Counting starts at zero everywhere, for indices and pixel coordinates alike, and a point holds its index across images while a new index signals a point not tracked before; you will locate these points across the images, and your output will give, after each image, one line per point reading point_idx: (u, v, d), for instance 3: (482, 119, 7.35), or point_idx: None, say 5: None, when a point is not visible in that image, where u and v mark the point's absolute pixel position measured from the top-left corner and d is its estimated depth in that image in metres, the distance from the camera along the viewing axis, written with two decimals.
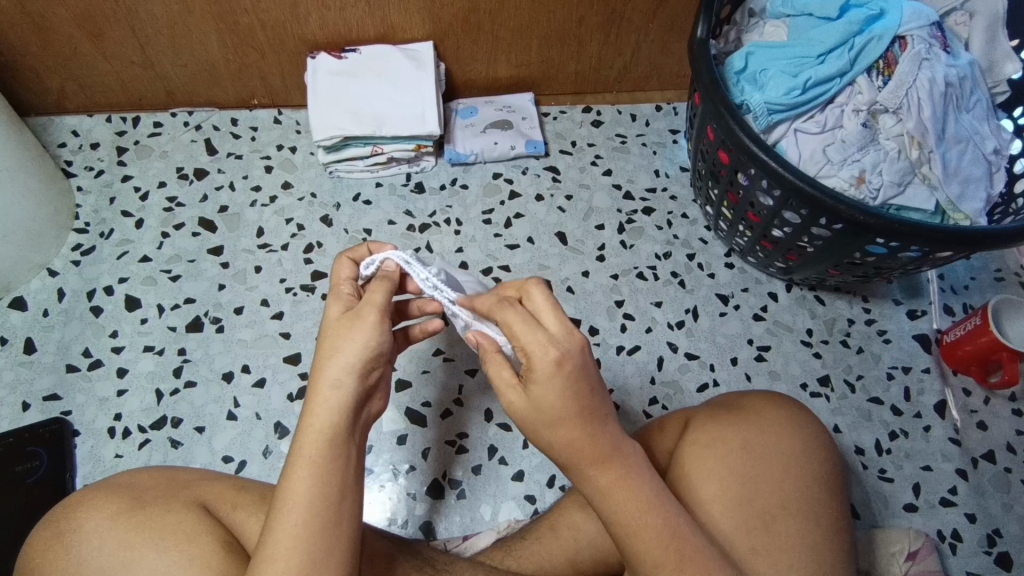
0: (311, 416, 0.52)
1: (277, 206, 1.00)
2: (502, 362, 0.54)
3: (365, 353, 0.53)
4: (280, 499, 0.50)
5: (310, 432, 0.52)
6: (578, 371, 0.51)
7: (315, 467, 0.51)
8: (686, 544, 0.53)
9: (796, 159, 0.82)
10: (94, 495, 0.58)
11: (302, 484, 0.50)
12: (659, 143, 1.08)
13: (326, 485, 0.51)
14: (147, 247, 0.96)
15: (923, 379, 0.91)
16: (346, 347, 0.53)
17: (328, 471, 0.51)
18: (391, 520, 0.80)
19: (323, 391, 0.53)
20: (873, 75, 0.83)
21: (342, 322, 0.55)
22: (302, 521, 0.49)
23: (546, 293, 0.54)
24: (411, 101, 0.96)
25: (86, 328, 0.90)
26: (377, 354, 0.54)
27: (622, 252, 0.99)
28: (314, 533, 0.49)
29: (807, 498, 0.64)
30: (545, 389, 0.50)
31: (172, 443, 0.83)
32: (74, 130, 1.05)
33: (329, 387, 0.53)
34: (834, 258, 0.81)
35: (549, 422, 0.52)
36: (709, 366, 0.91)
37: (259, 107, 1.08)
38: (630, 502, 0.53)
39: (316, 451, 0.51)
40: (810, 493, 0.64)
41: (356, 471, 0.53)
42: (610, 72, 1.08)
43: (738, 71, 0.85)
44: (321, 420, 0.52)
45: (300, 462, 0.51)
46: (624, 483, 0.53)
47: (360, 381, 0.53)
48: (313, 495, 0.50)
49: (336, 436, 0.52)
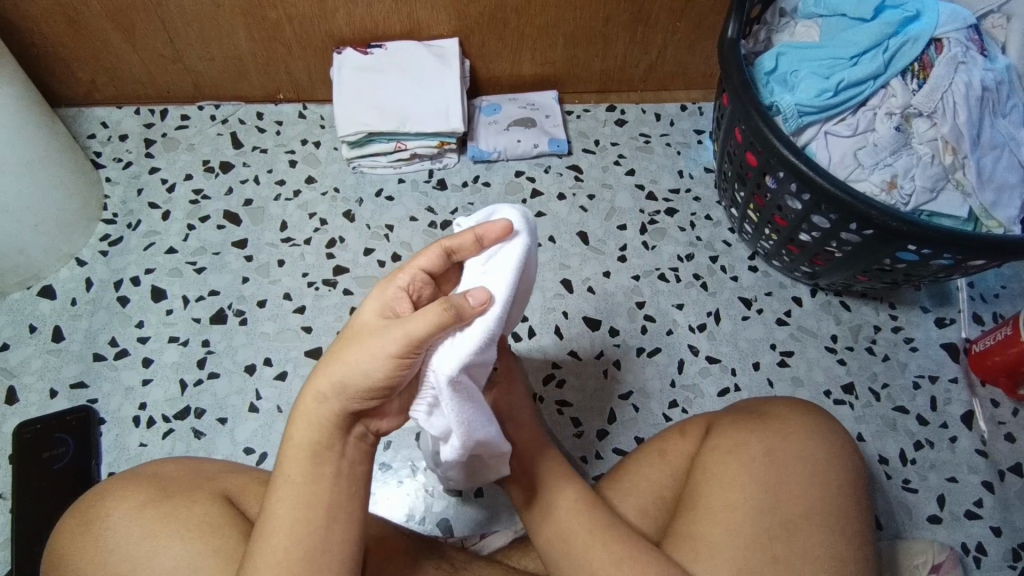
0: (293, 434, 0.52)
1: (301, 200, 1.01)
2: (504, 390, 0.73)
3: (365, 381, 0.50)
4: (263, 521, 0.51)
5: (291, 450, 0.52)
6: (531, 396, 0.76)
7: (296, 488, 0.51)
8: (595, 523, 0.64)
9: (825, 163, 0.81)
10: (121, 483, 0.59)
11: (286, 504, 0.51)
12: (683, 144, 1.07)
13: (313, 507, 0.51)
14: (173, 239, 0.97)
15: (949, 389, 0.90)
16: (336, 367, 0.51)
17: (315, 491, 0.51)
18: (409, 516, 0.81)
19: (308, 403, 0.52)
20: (907, 78, 0.81)
21: (353, 339, 0.52)
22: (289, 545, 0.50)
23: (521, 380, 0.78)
24: (435, 98, 0.96)
25: (113, 317, 0.91)
26: (381, 385, 0.51)
27: (644, 253, 0.98)
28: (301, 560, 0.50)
29: (832, 508, 0.63)
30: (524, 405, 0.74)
31: (195, 434, 0.84)
32: (103, 121, 1.06)
33: (309, 400, 0.52)
34: (863, 264, 0.79)
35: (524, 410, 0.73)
36: (731, 370, 0.90)
37: (285, 101, 1.09)
38: (560, 486, 0.67)
39: (296, 469, 0.52)
40: (831, 507, 0.63)
41: (346, 488, 0.53)
42: (635, 71, 1.07)
43: (768, 72, 0.84)
44: (301, 438, 0.52)
45: (282, 484, 0.52)
46: (554, 469, 0.69)
47: (347, 400, 0.51)
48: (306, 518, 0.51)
49: (318, 453, 0.52)
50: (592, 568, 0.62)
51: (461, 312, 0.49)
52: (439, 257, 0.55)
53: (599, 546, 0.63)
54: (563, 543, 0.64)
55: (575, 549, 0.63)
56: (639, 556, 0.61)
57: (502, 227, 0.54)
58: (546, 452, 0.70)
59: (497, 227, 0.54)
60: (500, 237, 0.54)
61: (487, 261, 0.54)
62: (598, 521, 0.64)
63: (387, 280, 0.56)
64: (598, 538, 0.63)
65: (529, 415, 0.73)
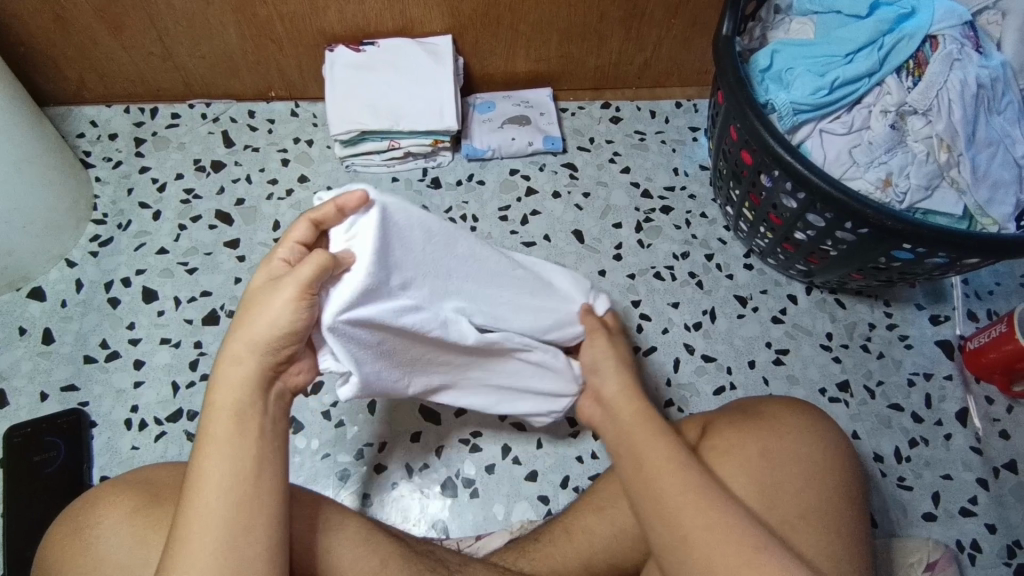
0: (213, 402, 0.54)
1: (293, 199, 1.00)
2: (595, 342, 0.70)
3: (276, 330, 0.54)
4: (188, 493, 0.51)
5: (216, 411, 0.53)
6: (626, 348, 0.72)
7: (223, 445, 0.52)
8: (692, 483, 0.57)
9: (820, 161, 0.80)
10: (110, 491, 0.59)
11: (215, 473, 0.51)
12: (678, 140, 1.07)
13: (242, 461, 0.52)
14: (164, 239, 0.96)
15: (944, 386, 0.90)
16: (248, 327, 0.55)
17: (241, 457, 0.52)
18: (405, 518, 0.80)
19: (226, 367, 0.55)
20: (903, 75, 0.81)
21: (250, 306, 0.55)
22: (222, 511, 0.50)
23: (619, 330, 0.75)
24: (429, 96, 0.95)
25: (103, 319, 0.90)
26: (290, 331, 0.54)
27: (640, 252, 0.98)
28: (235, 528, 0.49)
29: (828, 509, 0.63)
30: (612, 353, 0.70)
31: (187, 436, 0.83)
32: (93, 120, 1.05)
33: (229, 365, 0.55)
34: (858, 263, 0.79)
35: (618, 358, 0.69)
36: (726, 369, 0.90)
37: (277, 99, 1.07)
38: (658, 446, 0.60)
39: (223, 428, 0.53)
40: (828, 507, 0.63)
41: (273, 445, 0.54)
42: (630, 67, 1.07)
43: (763, 69, 0.83)
44: (223, 399, 0.54)
45: (210, 444, 0.52)
46: (651, 427, 0.62)
47: (266, 356, 0.55)
48: (235, 484, 0.51)
49: (241, 411, 0.53)
50: (685, 533, 0.55)
51: (332, 265, 0.53)
52: (309, 230, 0.58)
53: (694, 508, 0.55)
54: (655, 504, 0.57)
55: (669, 511, 0.56)
56: (731, 523, 0.55)
57: (359, 198, 0.56)
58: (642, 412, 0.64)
59: (355, 198, 0.56)
60: (359, 206, 0.56)
61: (352, 229, 0.57)
62: (696, 482, 0.57)
63: (269, 256, 0.58)
64: (696, 499, 0.56)
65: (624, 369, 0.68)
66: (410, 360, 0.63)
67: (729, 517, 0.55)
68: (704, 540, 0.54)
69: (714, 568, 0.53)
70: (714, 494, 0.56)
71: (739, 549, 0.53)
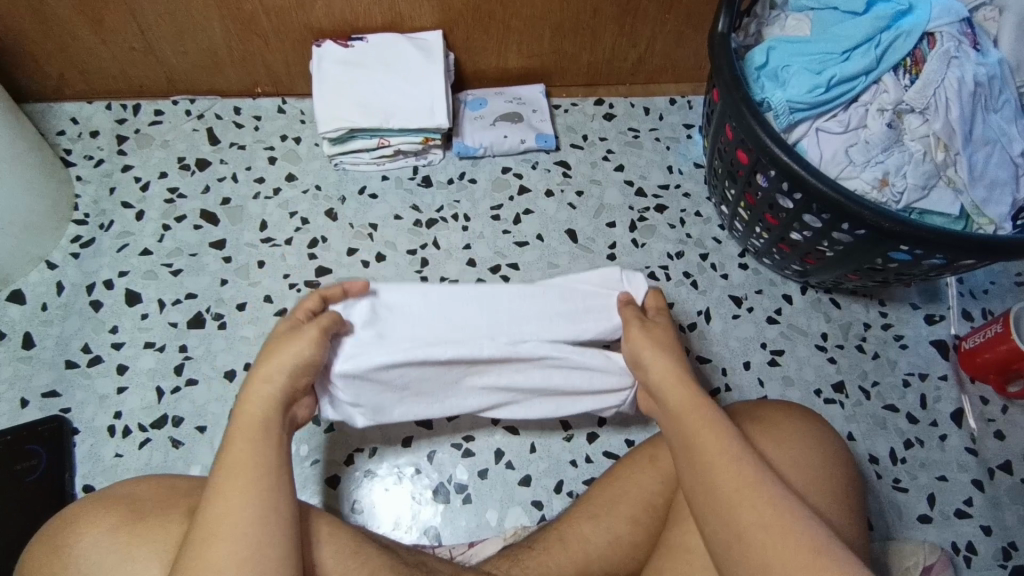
0: (239, 419, 0.60)
1: (281, 198, 0.98)
2: (639, 329, 0.69)
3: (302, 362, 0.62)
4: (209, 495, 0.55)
5: (246, 415, 0.60)
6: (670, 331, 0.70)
7: (252, 439, 0.58)
8: (749, 480, 0.56)
9: (817, 160, 0.79)
10: (93, 506, 0.58)
11: (248, 460, 0.56)
12: (672, 138, 1.05)
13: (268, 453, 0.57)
14: (148, 240, 0.94)
15: (939, 387, 0.89)
16: (277, 357, 0.62)
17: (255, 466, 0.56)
18: (396, 525, 0.79)
19: (257, 382, 0.61)
20: (900, 73, 0.80)
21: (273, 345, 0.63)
22: (240, 513, 0.54)
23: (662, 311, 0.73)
24: (419, 92, 0.93)
25: (85, 323, 0.88)
26: (312, 363, 0.63)
27: (634, 251, 0.97)
28: (247, 531, 0.53)
29: (832, 513, 0.63)
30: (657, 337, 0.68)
31: (172, 443, 0.81)
32: (73, 117, 1.02)
33: (258, 382, 0.61)
34: (854, 264, 0.78)
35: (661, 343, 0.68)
36: (722, 370, 0.89)
37: (263, 95, 1.05)
38: (714, 441, 0.59)
39: (252, 427, 0.59)
40: (828, 515, 0.62)
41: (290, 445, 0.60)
42: (623, 63, 1.05)
43: (759, 67, 0.82)
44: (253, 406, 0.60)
45: (239, 440, 0.58)
46: (706, 419, 0.61)
47: (293, 378, 0.62)
48: (250, 488, 0.55)
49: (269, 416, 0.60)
50: (739, 530, 0.55)
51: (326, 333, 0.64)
52: (318, 303, 0.68)
53: (749, 506, 0.55)
54: (710, 498, 0.57)
55: (724, 508, 0.56)
56: (788, 519, 0.54)
57: (361, 286, 0.70)
58: (695, 402, 0.63)
59: (357, 286, 0.70)
60: (359, 293, 0.70)
61: (349, 311, 0.69)
62: (751, 479, 0.56)
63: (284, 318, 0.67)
64: (752, 496, 0.56)
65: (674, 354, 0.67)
66: (411, 407, 0.73)
67: (784, 512, 0.55)
68: (760, 538, 0.54)
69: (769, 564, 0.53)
70: (771, 491, 0.56)
71: (798, 547, 0.53)
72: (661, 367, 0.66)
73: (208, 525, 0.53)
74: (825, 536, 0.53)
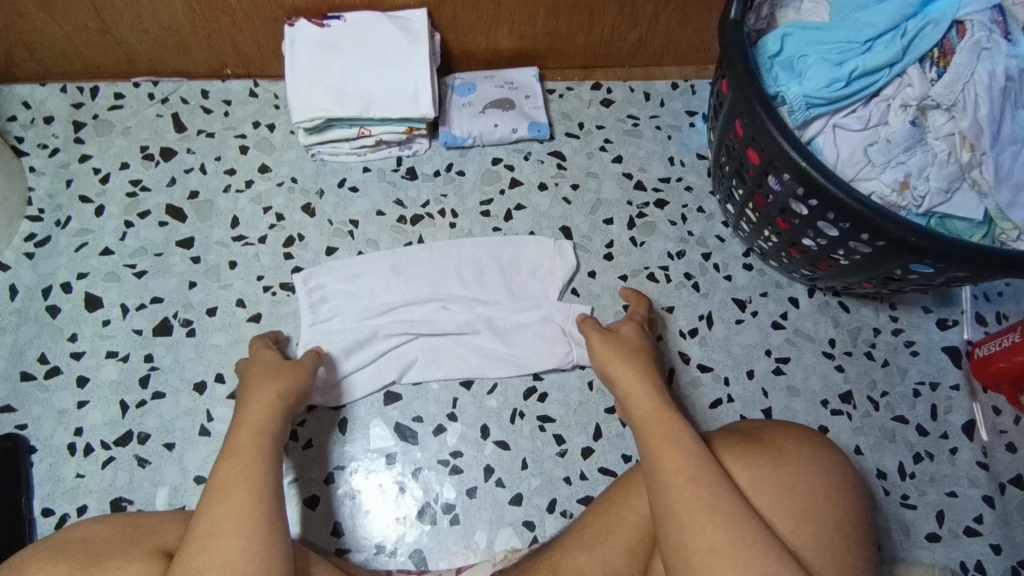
0: (240, 425, 0.61)
1: (253, 192, 0.91)
2: (602, 341, 0.72)
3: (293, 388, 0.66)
4: (206, 501, 0.54)
5: (246, 426, 0.60)
6: (641, 344, 0.72)
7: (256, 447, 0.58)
8: (708, 499, 0.55)
9: (833, 160, 0.73)
10: (40, 555, 0.53)
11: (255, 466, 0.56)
12: (674, 126, 0.98)
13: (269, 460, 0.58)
14: (109, 238, 0.87)
15: (950, 396, 0.85)
16: (264, 385, 0.65)
17: (253, 472, 0.56)
18: (380, 548, 0.75)
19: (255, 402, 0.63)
20: (925, 66, 0.73)
21: (263, 374, 0.67)
22: (244, 516, 0.53)
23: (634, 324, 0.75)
24: (402, 78, 0.85)
25: (41, 330, 0.82)
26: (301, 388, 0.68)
27: (632, 250, 0.91)
28: (253, 535, 0.52)
29: (826, 546, 0.59)
30: (619, 349, 0.71)
31: (139, 461, 0.77)
32: (25, 100, 0.94)
33: (258, 401, 0.63)
34: (869, 273, 0.73)
35: (628, 353, 0.70)
36: (724, 379, 0.85)
37: (233, 77, 0.96)
38: (673, 455, 0.58)
39: (251, 439, 0.59)
40: (827, 542, 0.59)
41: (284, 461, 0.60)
42: (623, 45, 0.97)
43: (772, 55, 0.75)
44: (260, 417, 0.61)
45: (242, 448, 0.58)
46: (667, 431, 0.60)
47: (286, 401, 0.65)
48: (253, 492, 0.54)
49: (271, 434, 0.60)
50: (688, 549, 0.54)
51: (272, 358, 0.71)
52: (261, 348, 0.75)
53: (699, 526, 0.54)
54: (665, 512, 0.56)
55: (678, 526, 0.55)
56: (737, 544, 0.53)
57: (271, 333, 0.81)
58: (659, 415, 0.62)
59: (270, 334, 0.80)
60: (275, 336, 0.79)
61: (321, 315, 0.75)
62: (706, 498, 0.55)
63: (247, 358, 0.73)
64: (702, 518, 0.54)
65: (640, 364, 0.69)
66: None
67: (735, 537, 0.53)
68: (704, 563, 0.53)
69: None
70: (725, 512, 0.54)
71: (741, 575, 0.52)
72: (626, 377, 0.67)
73: (206, 531, 0.52)
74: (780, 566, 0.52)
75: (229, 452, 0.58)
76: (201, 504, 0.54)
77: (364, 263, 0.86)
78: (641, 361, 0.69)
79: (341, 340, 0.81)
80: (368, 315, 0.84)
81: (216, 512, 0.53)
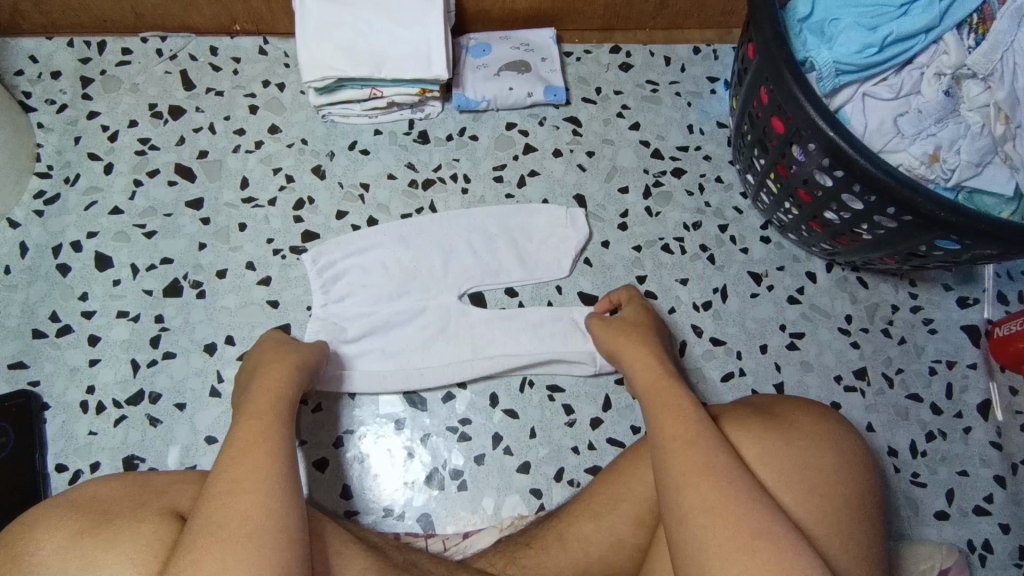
0: (255, 391, 0.61)
1: (263, 153, 0.89)
2: (608, 329, 0.72)
3: (304, 364, 0.68)
4: (222, 459, 0.54)
5: (264, 392, 0.61)
6: (646, 327, 0.72)
7: (271, 413, 0.59)
8: (712, 464, 0.54)
9: (861, 130, 0.70)
10: (52, 513, 0.53)
11: (270, 430, 0.57)
12: (694, 93, 0.95)
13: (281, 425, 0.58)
14: (118, 197, 0.86)
15: (967, 375, 0.84)
16: (277, 358, 0.67)
17: (269, 433, 0.56)
18: (387, 511, 0.76)
19: (272, 373, 0.64)
20: (963, 32, 0.70)
21: (276, 352, 0.68)
22: (260, 475, 0.52)
23: (645, 310, 0.76)
24: (415, 37, 0.82)
25: (52, 289, 0.82)
26: (312, 364, 0.69)
27: (647, 221, 0.89)
28: (265, 492, 0.52)
29: (831, 521, 0.58)
30: (624, 330, 0.71)
31: (150, 420, 0.77)
32: (32, 55, 0.92)
33: (277, 372, 0.64)
34: (894, 249, 0.71)
35: (632, 334, 0.71)
36: (736, 354, 0.84)
37: (242, 33, 0.94)
38: (675, 422, 0.58)
39: (269, 403, 0.60)
40: (832, 518, 0.58)
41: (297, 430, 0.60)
42: (644, 6, 0.93)
43: (802, 19, 0.72)
44: (276, 385, 0.62)
45: (260, 412, 0.58)
46: (671, 400, 0.61)
47: (300, 375, 0.66)
48: (268, 452, 0.55)
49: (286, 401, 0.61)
50: (684, 512, 0.53)
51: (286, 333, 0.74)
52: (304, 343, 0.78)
53: (696, 489, 0.53)
54: (666, 477, 0.56)
55: (680, 491, 0.54)
56: (735, 505, 0.52)
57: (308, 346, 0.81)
58: (661, 388, 0.63)
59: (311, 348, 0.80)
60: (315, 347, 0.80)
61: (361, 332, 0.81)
62: (707, 463, 0.55)
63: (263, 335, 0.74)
64: (699, 479, 0.54)
65: (644, 343, 0.69)
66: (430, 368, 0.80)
67: (734, 497, 0.52)
68: (700, 526, 0.52)
69: (714, 555, 0.51)
70: (726, 476, 0.54)
71: (738, 534, 0.51)
72: (632, 353, 0.68)
73: (221, 488, 0.52)
74: (780, 531, 0.51)
75: (246, 413, 0.58)
76: (218, 461, 0.54)
77: (374, 233, 0.85)
78: (646, 340, 0.69)
79: (355, 327, 0.81)
80: (382, 299, 0.83)
81: (233, 467, 0.53)
